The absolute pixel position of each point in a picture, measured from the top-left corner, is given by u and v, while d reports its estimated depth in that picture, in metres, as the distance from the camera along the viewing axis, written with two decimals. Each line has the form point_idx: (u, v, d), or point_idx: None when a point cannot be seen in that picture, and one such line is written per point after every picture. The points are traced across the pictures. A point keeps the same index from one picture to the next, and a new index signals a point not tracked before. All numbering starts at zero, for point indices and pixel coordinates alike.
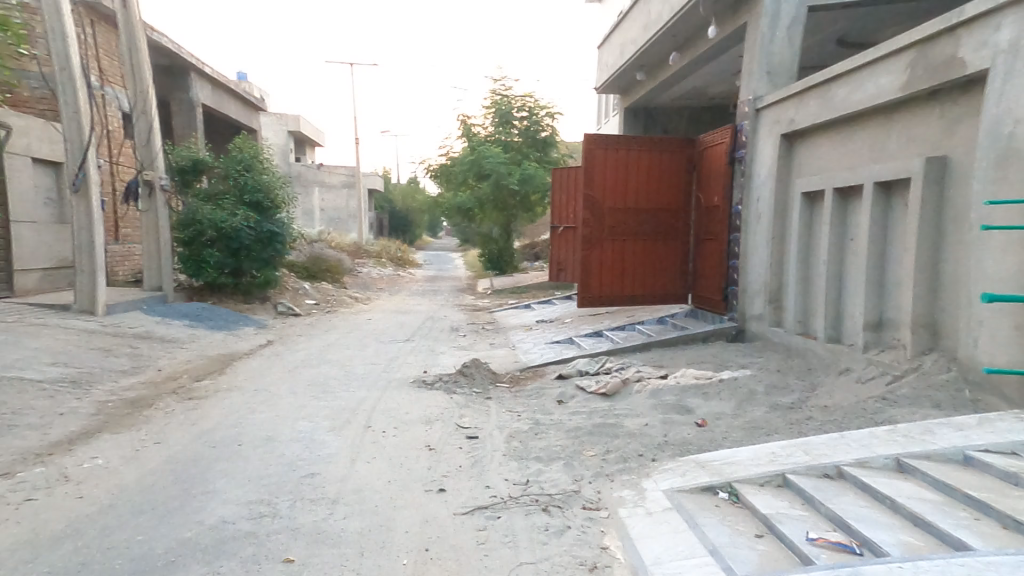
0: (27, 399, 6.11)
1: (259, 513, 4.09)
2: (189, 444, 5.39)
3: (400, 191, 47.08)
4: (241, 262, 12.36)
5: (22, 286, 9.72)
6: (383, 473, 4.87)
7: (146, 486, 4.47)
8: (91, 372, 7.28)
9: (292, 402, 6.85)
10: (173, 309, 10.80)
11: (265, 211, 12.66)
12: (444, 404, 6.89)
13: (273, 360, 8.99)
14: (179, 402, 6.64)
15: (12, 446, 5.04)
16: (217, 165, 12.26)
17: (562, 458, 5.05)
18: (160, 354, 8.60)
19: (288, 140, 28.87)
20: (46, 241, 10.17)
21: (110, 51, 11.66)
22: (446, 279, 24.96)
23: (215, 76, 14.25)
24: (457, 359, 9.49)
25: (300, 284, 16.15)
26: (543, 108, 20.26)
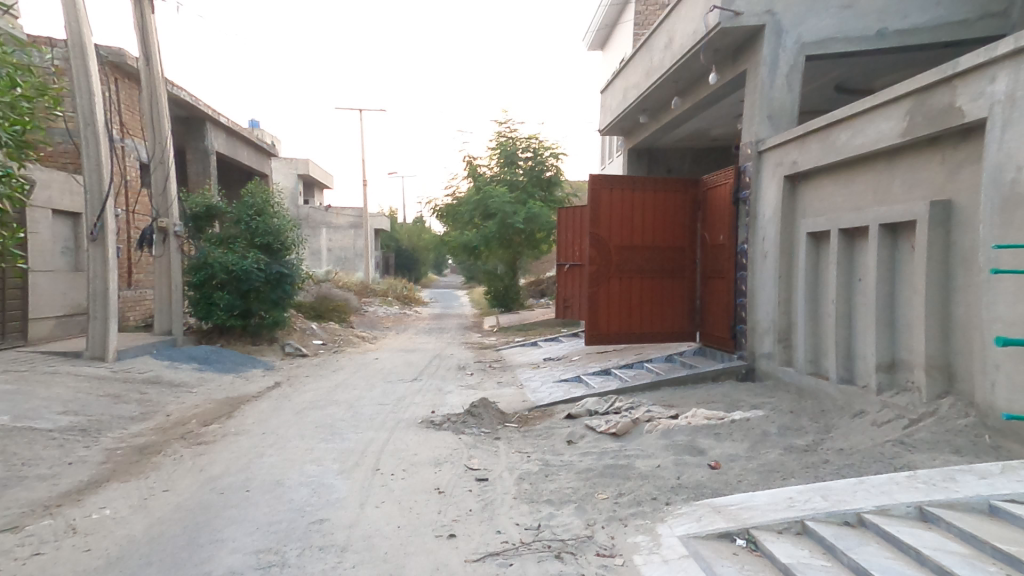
0: (36, 448, 6.10)
1: (267, 563, 4.02)
2: (198, 491, 5.34)
3: (406, 230, 47.68)
4: (251, 304, 12.51)
5: (36, 333, 9.85)
6: (391, 518, 4.79)
7: (155, 536, 4.42)
8: (101, 419, 7.28)
9: (300, 445, 6.81)
10: (182, 352, 10.85)
11: (275, 254, 12.85)
12: (453, 445, 6.82)
13: (281, 403, 8.97)
14: (188, 447, 6.61)
15: (21, 498, 5.01)
16: (229, 210, 12.56)
17: (573, 501, 4.96)
18: (169, 399, 8.59)
19: (298, 183, 29.51)
20: (62, 286, 10.35)
21: (132, 105, 12.12)
22: (453, 316, 25.01)
23: (230, 123, 14.71)
24: (464, 399, 9.41)
25: (308, 324, 16.22)
26: (548, 148, 20.68)
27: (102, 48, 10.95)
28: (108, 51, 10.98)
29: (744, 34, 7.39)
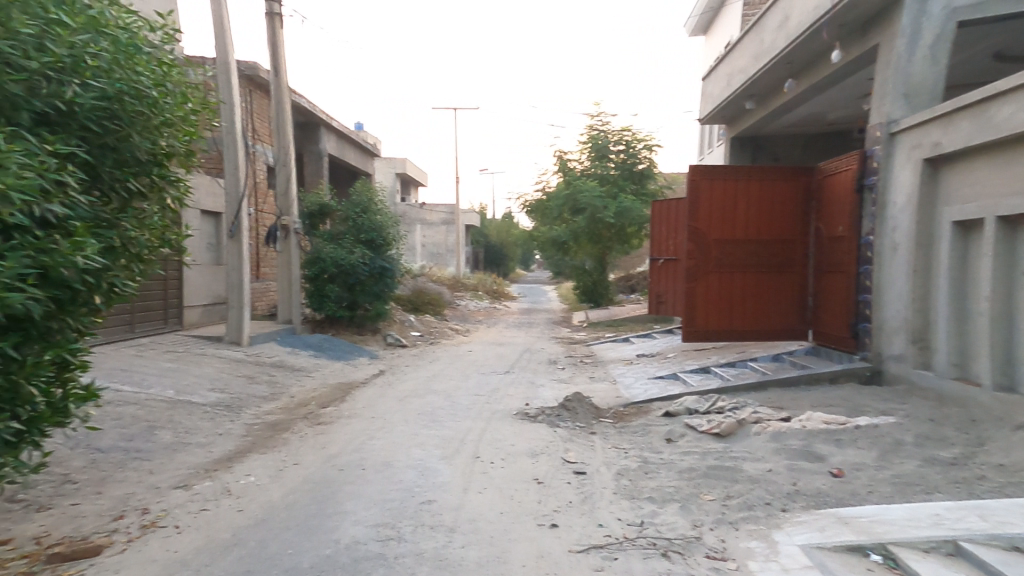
0: (193, 419, 6.96)
1: (385, 536, 4.31)
2: (321, 466, 5.84)
3: (495, 225, 48.53)
4: (357, 296, 13.44)
5: (189, 320, 11.17)
6: (495, 504, 4.94)
7: (290, 503, 4.89)
8: (240, 397, 8.15)
9: (405, 430, 7.20)
10: (301, 340, 11.89)
11: (378, 249, 13.67)
12: (548, 437, 6.89)
13: (386, 389, 9.54)
14: (310, 426, 7.24)
15: (186, 461, 5.75)
16: (339, 209, 13.54)
17: (677, 500, 4.83)
18: (291, 382, 9.44)
19: (396, 182, 30.96)
20: (207, 279, 11.65)
21: (263, 113, 13.37)
22: (542, 311, 25.32)
23: (339, 128, 15.74)
24: (557, 393, 9.47)
25: (406, 316, 17.08)
26: (641, 140, 20.17)
27: (241, 64, 12.21)
28: (245, 66, 12.19)
29: (878, 4, 6.75)
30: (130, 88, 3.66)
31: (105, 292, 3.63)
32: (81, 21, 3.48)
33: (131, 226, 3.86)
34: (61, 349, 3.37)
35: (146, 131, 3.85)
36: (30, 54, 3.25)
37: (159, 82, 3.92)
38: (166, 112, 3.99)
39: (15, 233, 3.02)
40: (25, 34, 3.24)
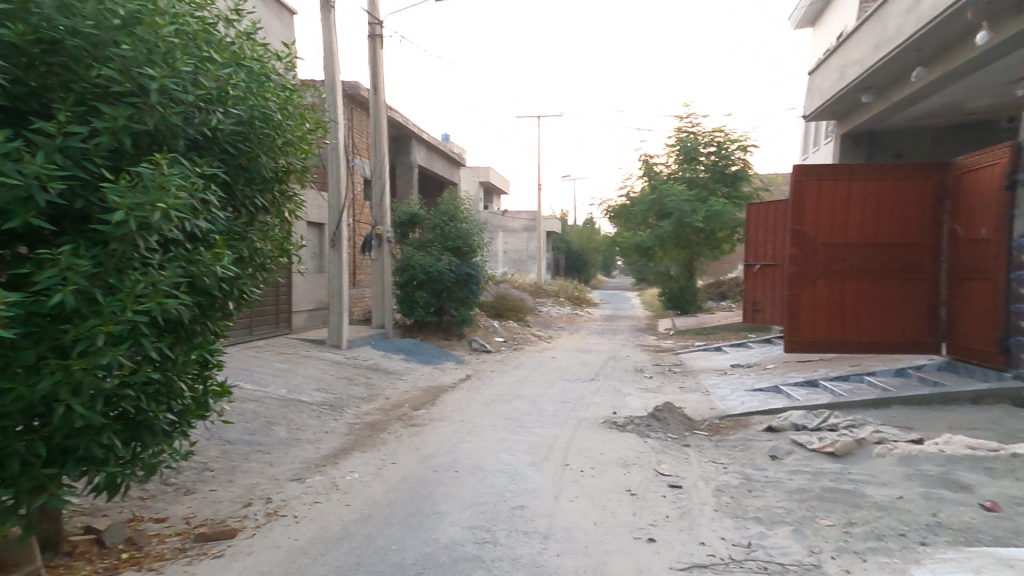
0: (303, 417, 7.45)
1: (481, 538, 4.33)
2: (416, 466, 6.02)
3: (576, 231, 48.27)
4: (444, 302, 13.85)
5: (296, 323, 12.03)
6: (588, 514, 4.82)
7: (391, 501, 5.07)
8: (341, 397, 8.64)
9: (494, 434, 7.27)
10: (392, 344, 12.42)
11: (465, 256, 14.02)
12: (639, 447, 6.67)
13: (474, 394, 9.71)
14: (405, 427, 7.51)
15: (299, 456, 6.15)
16: (428, 218, 14.01)
17: (789, 522, 4.48)
18: (386, 384, 9.87)
19: (479, 191, 31.68)
20: (310, 286, 12.50)
21: (362, 129, 14.20)
22: (625, 318, 24.79)
23: (428, 141, 16.37)
24: (646, 402, 9.18)
25: (490, 322, 17.36)
26: (734, 141, 19.27)
27: (344, 85, 13.03)
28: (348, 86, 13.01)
29: None
30: (260, 113, 3.98)
31: (235, 299, 3.94)
32: (226, 56, 3.79)
33: (257, 238, 4.18)
34: (202, 349, 3.73)
35: (270, 152, 4.15)
36: (188, 88, 3.43)
37: (283, 105, 4.22)
38: (287, 133, 4.28)
39: (170, 247, 3.37)
40: (183, 70, 3.41)
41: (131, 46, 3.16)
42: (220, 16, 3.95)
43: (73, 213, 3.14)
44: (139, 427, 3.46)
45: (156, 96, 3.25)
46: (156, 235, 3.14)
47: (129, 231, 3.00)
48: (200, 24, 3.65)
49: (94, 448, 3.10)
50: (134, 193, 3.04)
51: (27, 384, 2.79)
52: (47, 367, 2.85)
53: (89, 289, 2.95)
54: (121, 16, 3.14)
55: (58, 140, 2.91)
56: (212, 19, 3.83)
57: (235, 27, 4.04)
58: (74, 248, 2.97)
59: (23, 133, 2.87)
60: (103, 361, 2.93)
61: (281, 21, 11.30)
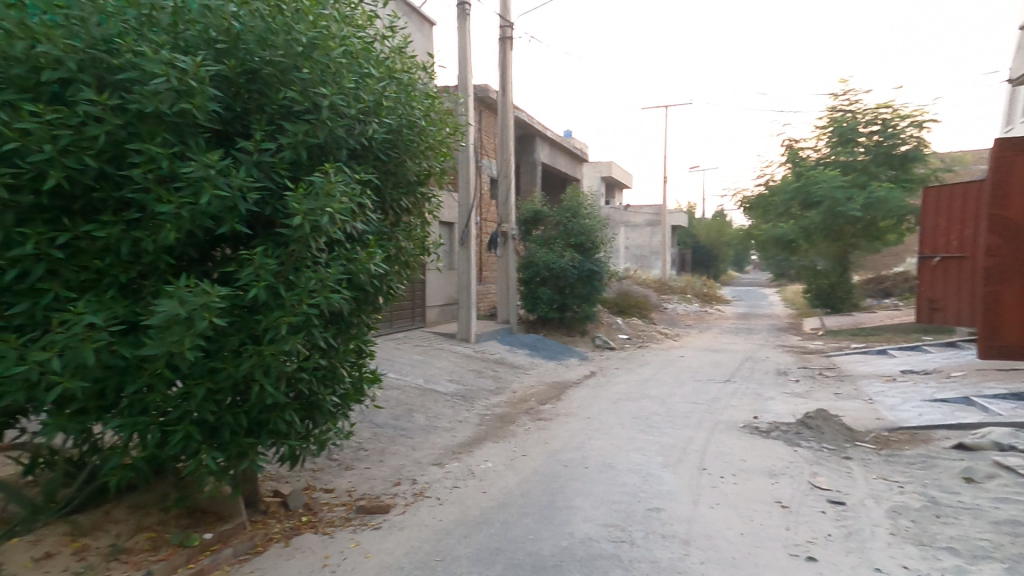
0: (439, 406, 7.92)
1: (617, 537, 4.27)
2: (546, 460, 6.10)
3: (704, 224, 45.66)
4: (566, 298, 13.90)
5: (429, 318, 12.82)
6: (732, 523, 4.54)
7: (525, 492, 5.19)
8: (471, 389, 9.05)
9: (623, 433, 7.14)
10: (517, 339, 12.72)
11: (588, 252, 13.95)
12: (787, 456, 6.13)
13: (600, 391, 9.62)
14: (532, 421, 7.66)
15: (438, 443, 6.56)
16: (552, 215, 14.12)
17: (992, 559, 3.83)
18: (512, 378, 10.15)
19: (601, 186, 31.23)
20: (441, 283, 13.24)
21: (490, 131, 14.72)
22: (761, 316, 22.93)
23: (552, 138, 16.51)
24: (792, 408, 8.41)
25: (614, 319, 17.08)
26: (904, 117, 16.93)
27: (476, 89, 13.57)
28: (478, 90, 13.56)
29: None
30: (406, 121, 4.28)
31: (384, 295, 4.25)
32: (381, 70, 4.12)
33: (403, 237, 4.49)
34: (359, 339, 4.11)
35: (414, 156, 4.43)
36: (351, 103, 3.78)
37: (426, 112, 4.50)
38: (430, 138, 4.54)
39: (334, 247, 3.74)
40: (348, 87, 3.78)
41: (309, 69, 3.58)
42: (378, 34, 4.30)
43: (263, 219, 3.60)
44: (311, 406, 3.90)
45: (326, 112, 3.62)
46: (324, 237, 3.49)
47: (305, 233, 3.37)
48: (361, 44, 4.01)
49: (279, 423, 3.57)
50: (309, 200, 3.42)
51: (234, 365, 3.28)
52: (246, 351, 3.31)
53: (276, 285, 3.37)
54: (303, 44, 3.56)
55: (256, 156, 3.38)
56: (370, 37, 4.19)
57: (388, 42, 4.38)
58: (264, 249, 3.41)
59: (230, 152, 3.37)
60: (286, 348, 3.33)
61: (422, 33, 12.03)
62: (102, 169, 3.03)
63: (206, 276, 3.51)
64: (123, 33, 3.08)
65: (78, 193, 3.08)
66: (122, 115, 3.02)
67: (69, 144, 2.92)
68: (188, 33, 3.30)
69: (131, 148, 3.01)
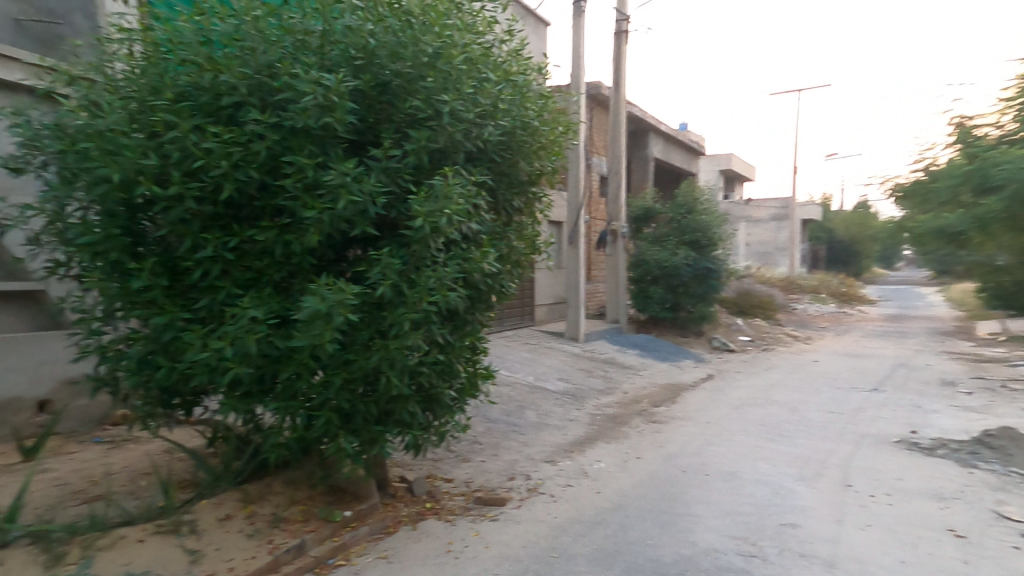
0: (549, 404, 7.96)
1: (747, 551, 3.99)
2: (663, 464, 5.87)
3: (842, 217, 41.24)
4: (680, 297, 13.30)
5: (537, 316, 12.94)
6: (885, 548, 4.04)
7: (642, 495, 5.04)
8: (581, 388, 8.98)
9: (747, 441, 6.67)
10: (628, 339, 12.42)
11: (705, 250, 13.25)
12: (953, 479, 5.34)
13: (719, 395, 9.08)
14: (646, 423, 7.42)
15: (549, 440, 6.60)
16: (665, 211, 13.59)
17: None
18: (623, 379, 9.91)
19: (721, 179, 29.47)
20: (550, 282, 13.31)
21: (601, 128, 14.53)
22: (914, 319, 20.20)
23: (666, 132, 15.90)
24: (956, 424, 7.30)
25: (734, 320, 16.03)
26: None
27: (588, 87, 13.48)
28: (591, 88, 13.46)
29: None
30: (520, 122, 4.32)
31: (497, 294, 4.34)
32: (498, 74, 4.21)
33: (514, 237, 4.57)
34: (473, 336, 4.24)
35: (527, 157, 4.48)
36: (470, 108, 3.91)
37: (540, 112, 4.51)
38: (543, 138, 4.54)
39: (451, 247, 3.89)
40: (467, 92, 3.91)
41: (433, 78, 3.78)
42: (497, 38, 4.40)
43: (389, 221, 3.84)
44: (431, 398, 4.09)
45: (447, 118, 3.79)
46: (442, 237, 3.64)
47: (425, 234, 3.55)
48: (481, 50, 4.13)
49: (404, 412, 3.80)
50: (429, 202, 3.59)
51: (364, 357, 3.55)
52: (374, 345, 3.56)
53: (399, 283, 3.59)
54: (429, 54, 3.77)
55: (383, 163, 3.63)
56: (489, 42, 4.30)
57: (506, 45, 4.46)
58: (390, 249, 3.64)
59: (363, 160, 3.65)
60: (408, 343, 3.53)
61: (537, 35, 12.18)
62: (262, 181, 3.43)
63: (341, 275, 3.83)
64: (282, 58, 3.46)
65: (244, 202, 3.50)
66: (278, 131, 3.41)
67: (239, 160, 3.34)
68: (333, 53, 3.62)
69: (285, 160, 3.38)
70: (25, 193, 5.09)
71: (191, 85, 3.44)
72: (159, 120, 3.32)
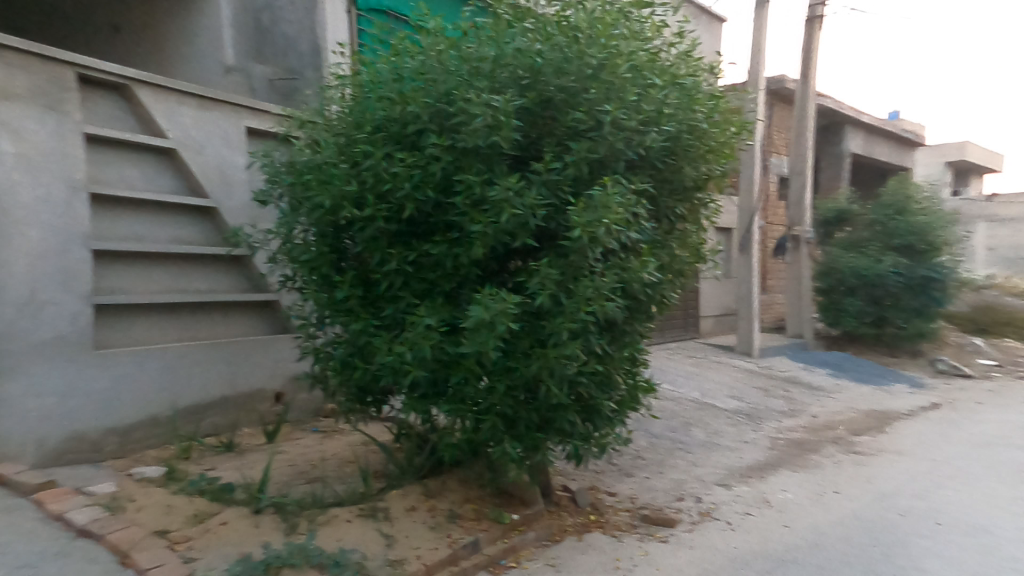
0: (719, 422, 7.34)
1: None
2: (874, 503, 5.00)
3: None
4: (887, 311, 11.38)
5: (703, 328, 12.08)
6: None
7: (847, 536, 4.34)
8: (758, 408, 8.12)
9: (993, 488, 5.36)
10: (816, 356, 10.93)
11: (921, 256, 11.20)
12: None
13: (946, 428, 7.48)
14: (845, 454, 6.41)
15: (722, 462, 6.07)
16: (866, 212, 11.79)
17: None
18: (811, 402, 8.69)
19: (947, 172, 24.60)
20: (717, 292, 12.38)
21: (783, 124, 13.24)
22: None
23: (869, 123, 13.87)
24: None
25: (969, 340, 13.11)
26: None
27: (768, 83, 12.44)
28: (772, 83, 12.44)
29: None
30: (687, 126, 4.12)
31: (657, 304, 4.17)
32: (664, 78, 4.07)
33: (676, 245, 4.38)
34: (632, 347, 4.12)
35: (692, 161, 4.26)
36: (633, 116, 3.85)
37: (710, 114, 4.26)
38: (712, 140, 4.30)
39: (608, 257, 3.83)
40: (630, 100, 3.86)
41: (597, 90, 3.81)
42: (665, 42, 4.28)
43: (548, 232, 3.93)
44: (590, 409, 4.05)
45: (608, 128, 3.77)
46: (600, 247, 3.61)
47: (584, 244, 3.54)
48: (648, 56, 4.05)
49: (563, 421, 3.84)
50: (588, 212, 3.57)
51: (525, 365, 3.66)
52: (535, 353, 3.65)
53: (558, 293, 3.64)
54: (593, 66, 3.82)
55: (544, 176, 3.73)
56: (657, 48, 4.20)
57: (675, 48, 4.31)
58: (549, 260, 3.71)
59: (526, 174, 3.80)
60: (567, 352, 3.57)
61: (710, 33, 11.62)
62: (437, 199, 3.78)
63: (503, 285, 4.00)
64: (458, 85, 3.77)
65: (422, 219, 3.88)
66: (452, 153, 3.72)
67: (419, 181, 3.72)
68: (503, 74, 3.83)
69: (456, 179, 3.68)
70: (268, 218, 5.67)
71: (385, 117, 3.91)
72: (360, 151, 3.86)
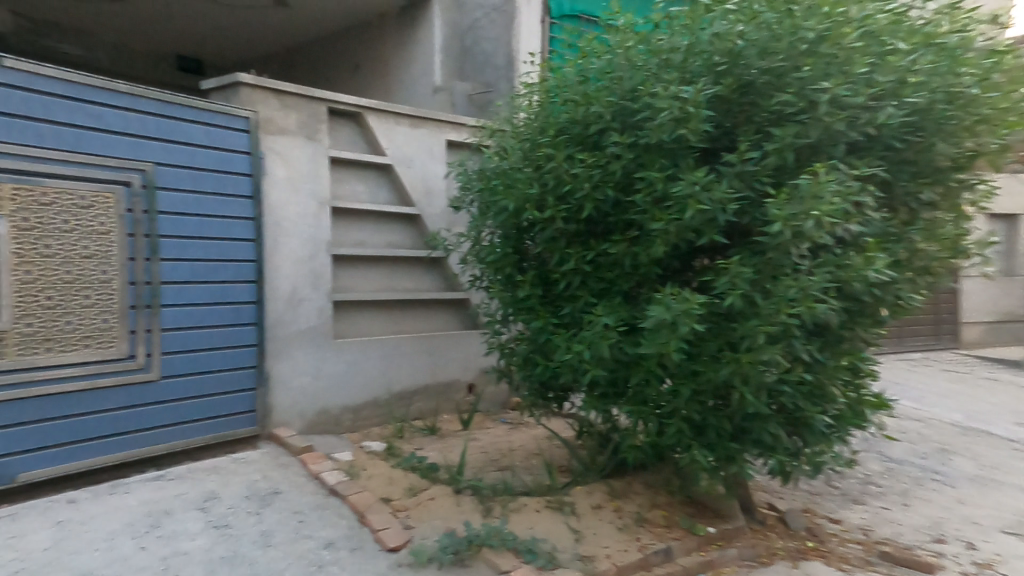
0: (999, 454, 5.79)
1: None
2: None
3: None
4: None
5: (969, 337, 9.96)
6: None
7: None
8: None
9: None
10: None
11: None
12: None
13: None
14: None
15: (1008, 504, 4.81)
16: None
17: None
18: None
19: None
20: (992, 294, 10.13)
21: None
22: None
23: None
24: None
25: None
26: None
27: None
28: None
29: None
30: (945, 93, 3.41)
31: (889, 306, 3.54)
32: (916, 40, 3.44)
33: (919, 237, 3.62)
34: (854, 355, 3.54)
35: (953, 136, 3.53)
36: (861, 90, 3.29)
37: (986, 75, 3.49)
38: (985, 108, 3.50)
39: (819, 252, 3.34)
40: (860, 73, 3.32)
41: (811, 67, 3.33)
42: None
43: (740, 228, 3.62)
44: (799, 422, 3.56)
45: (824, 108, 3.28)
46: (807, 242, 3.16)
47: (785, 240, 3.13)
48: (891, 18, 3.46)
49: (763, 434, 3.45)
50: (791, 204, 3.15)
51: (713, 369, 3.39)
52: (724, 357, 3.36)
53: (752, 293, 3.29)
54: (809, 40, 3.33)
55: (738, 167, 3.40)
56: (907, 5, 3.55)
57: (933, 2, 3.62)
58: (741, 257, 3.38)
59: (716, 166, 3.51)
60: (763, 358, 3.21)
61: None
62: (616, 198, 3.75)
63: (686, 285, 3.79)
64: (644, 81, 3.64)
65: (601, 219, 3.90)
66: (633, 150, 3.64)
67: (599, 180, 3.75)
68: (695, 63, 3.57)
69: (637, 177, 3.60)
70: (460, 224, 6.25)
71: (568, 120, 3.98)
72: (542, 155, 4.02)
